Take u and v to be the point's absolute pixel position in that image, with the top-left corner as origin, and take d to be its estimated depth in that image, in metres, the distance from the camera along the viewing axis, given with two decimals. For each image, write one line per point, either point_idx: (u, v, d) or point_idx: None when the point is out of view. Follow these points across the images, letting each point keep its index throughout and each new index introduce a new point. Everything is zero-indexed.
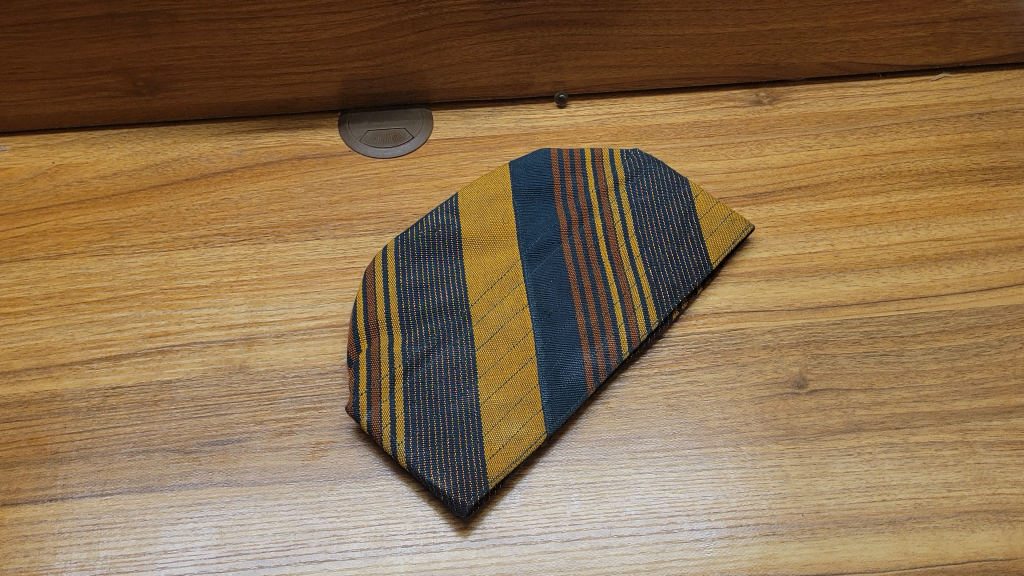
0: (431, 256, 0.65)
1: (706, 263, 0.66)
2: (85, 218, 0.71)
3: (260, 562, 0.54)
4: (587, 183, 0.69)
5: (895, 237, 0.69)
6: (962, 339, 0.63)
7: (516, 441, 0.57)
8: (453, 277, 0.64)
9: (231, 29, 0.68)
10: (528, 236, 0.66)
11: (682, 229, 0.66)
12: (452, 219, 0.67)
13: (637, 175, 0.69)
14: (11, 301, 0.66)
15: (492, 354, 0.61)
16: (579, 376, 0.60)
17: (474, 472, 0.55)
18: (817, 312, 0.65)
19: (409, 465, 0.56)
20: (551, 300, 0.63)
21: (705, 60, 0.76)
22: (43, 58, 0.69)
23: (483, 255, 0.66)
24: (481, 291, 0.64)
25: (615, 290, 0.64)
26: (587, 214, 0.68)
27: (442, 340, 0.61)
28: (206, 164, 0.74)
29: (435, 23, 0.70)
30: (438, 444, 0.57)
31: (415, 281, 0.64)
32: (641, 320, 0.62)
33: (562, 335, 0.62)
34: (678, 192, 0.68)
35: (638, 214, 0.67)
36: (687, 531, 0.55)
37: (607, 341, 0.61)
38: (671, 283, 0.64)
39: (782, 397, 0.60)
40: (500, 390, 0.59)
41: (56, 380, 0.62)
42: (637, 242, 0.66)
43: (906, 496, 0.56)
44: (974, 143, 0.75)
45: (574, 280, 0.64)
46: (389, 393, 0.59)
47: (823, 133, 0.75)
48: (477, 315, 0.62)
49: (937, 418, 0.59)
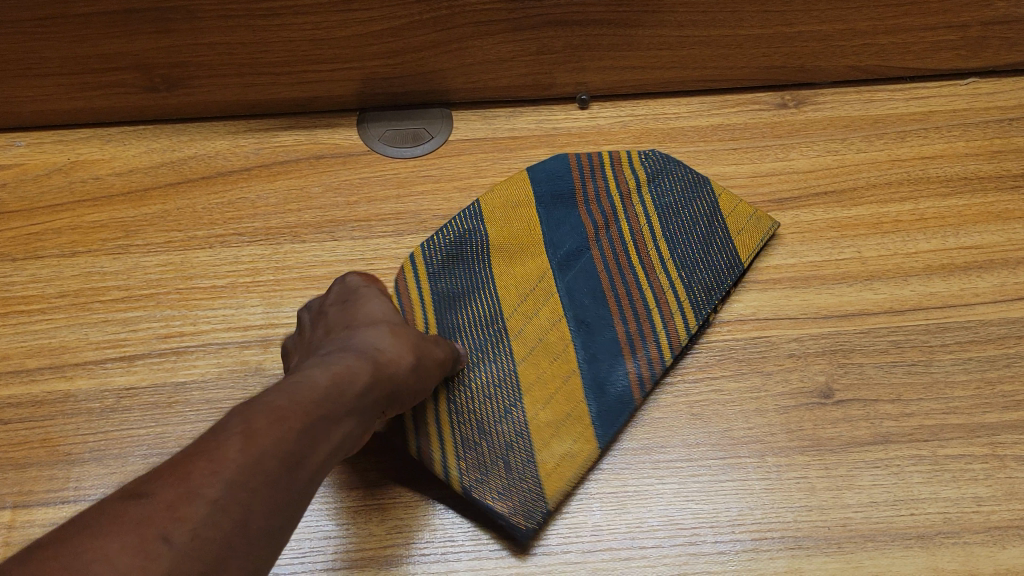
0: (457, 270, 0.64)
1: (737, 263, 0.64)
2: (100, 215, 0.70)
3: (275, 569, 0.53)
4: (609, 188, 0.68)
5: (923, 244, 0.67)
6: (992, 350, 0.62)
7: (568, 458, 0.56)
8: (483, 290, 0.63)
9: (249, 25, 0.67)
10: (557, 245, 0.65)
11: (709, 230, 0.66)
12: (471, 233, 0.66)
13: (659, 178, 0.69)
14: (24, 299, 0.65)
15: (531, 370, 0.59)
16: (624, 386, 0.59)
17: (532, 494, 0.54)
18: (843, 321, 0.63)
19: (464, 489, 0.54)
20: (588, 310, 0.62)
21: (730, 62, 0.75)
22: (60, 53, 0.68)
23: (511, 263, 0.64)
24: (514, 304, 0.62)
25: (650, 294, 0.63)
26: (612, 218, 0.67)
27: (479, 359, 0.60)
28: (222, 162, 0.73)
29: (456, 22, 0.69)
30: (488, 466, 0.55)
31: (445, 299, 0.63)
32: (681, 323, 0.61)
33: (603, 344, 0.60)
34: (702, 193, 0.68)
35: (666, 218, 0.66)
36: (711, 544, 0.54)
37: (649, 348, 0.60)
38: (706, 284, 0.63)
39: (808, 408, 0.59)
40: (547, 406, 0.58)
41: (69, 380, 0.61)
42: (666, 244, 0.65)
43: (934, 511, 0.55)
44: (1004, 149, 0.73)
45: (609, 287, 0.63)
46: (435, 417, 0.57)
47: (849, 138, 0.74)
48: (513, 328, 0.61)
49: (966, 430, 0.58)
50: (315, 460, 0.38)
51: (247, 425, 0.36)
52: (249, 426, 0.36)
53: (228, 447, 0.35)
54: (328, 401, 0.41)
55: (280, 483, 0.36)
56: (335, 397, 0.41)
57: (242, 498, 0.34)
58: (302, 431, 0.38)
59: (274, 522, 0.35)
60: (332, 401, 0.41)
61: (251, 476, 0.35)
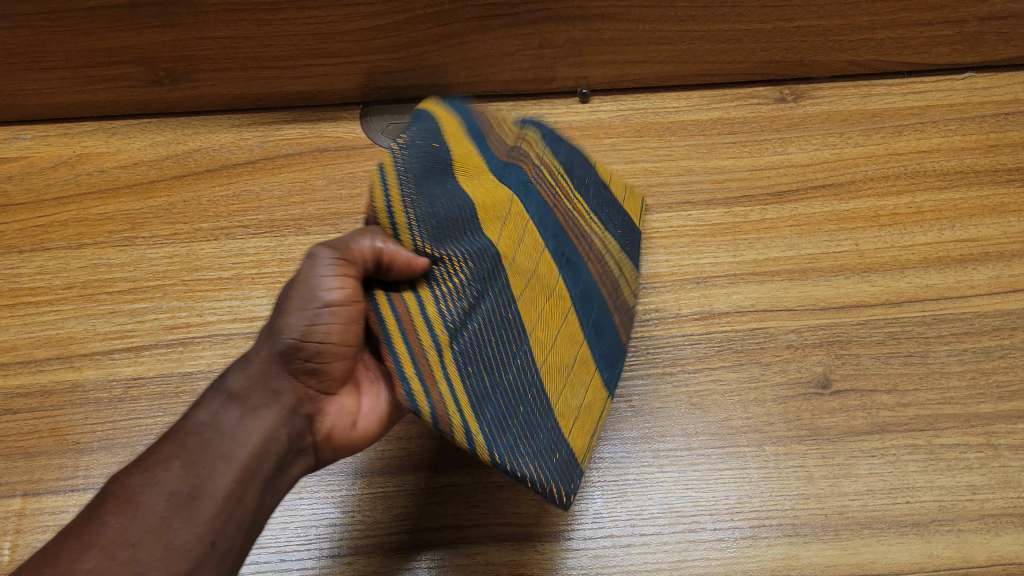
0: (433, 185, 0.48)
1: (639, 230, 0.65)
2: (106, 208, 0.70)
3: (282, 555, 0.54)
4: (491, 130, 0.58)
5: (919, 237, 0.68)
6: (987, 342, 0.63)
7: (587, 408, 0.51)
8: (465, 211, 0.49)
9: (254, 20, 0.67)
10: (504, 176, 0.54)
11: (602, 190, 0.63)
12: (437, 144, 0.50)
13: (535, 131, 0.62)
14: (32, 291, 0.66)
15: (532, 308, 0.50)
16: (615, 330, 0.56)
17: (564, 453, 0.48)
18: (841, 312, 0.64)
19: (494, 460, 0.45)
20: (566, 247, 0.55)
21: (729, 57, 0.76)
22: (65, 46, 0.69)
23: (481, 185, 0.51)
24: (499, 231, 0.51)
25: (596, 241, 0.59)
26: (537, 164, 0.58)
27: (481, 294, 0.48)
28: (226, 155, 0.74)
29: (459, 16, 0.69)
30: (507, 427, 0.46)
31: (428, 220, 0.47)
32: (628, 280, 0.60)
33: (582, 283, 0.54)
34: (574, 147, 0.64)
35: (568, 165, 0.61)
36: (710, 531, 0.55)
37: (611, 296, 0.57)
38: (633, 249, 0.63)
39: (805, 397, 0.60)
40: (556, 348, 0.51)
41: (77, 371, 0.62)
42: (585, 196, 0.61)
43: (930, 499, 0.56)
44: (999, 143, 0.74)
45: (570, 226, 0.56)
46: (443, 372, 0.45)
47: (847, 132, 0.75)
48: (507, 260, 0.50)
49: (961, 420, 0.59)
50: (216, 482, 0.40)
51: (129, 485, 0.39)
52: (127, 487, 0.39)
53: (107, 514, 0.38)
54: (221, 425, 0.41)
55: (165, 533, 0.38)
56: (229, 416, 0.42)
57: (124, 556, 0.36)
58: (188, 466, 0.40)
59: (183, 556, 0.38)
60: (226, 422, 0.42)
61: (134, 534, 0.37)
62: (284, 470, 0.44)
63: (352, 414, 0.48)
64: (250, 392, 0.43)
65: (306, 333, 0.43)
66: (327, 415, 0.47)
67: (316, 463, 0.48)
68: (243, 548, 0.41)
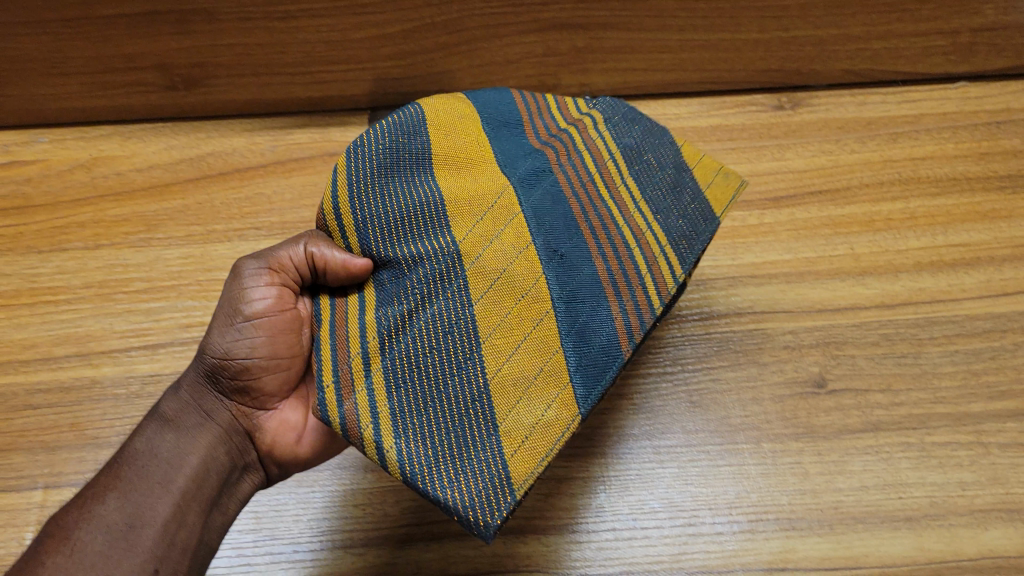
0: (389, 183, 0.45)
1: (713, 217, 0.50)
2: (122, 210, 0.73)
3: (295, 547, 0.56)
4: (546, 113, 0.53)
5: (913, 241, 0.70)
6: (978, 343, 0.65)
7: (545, 428, 0.40)
8: (428, 207, 0.44)
9: (267, 27, 0.69)
10: (511, 164, 0.47)
11: (676, 174, 0.51)
12: (411, 137, 0.47)
13: (605, 110, 0.53)
14: (51, 290, 0.68)
15: (496, 310, 0.42)
16: (611, 336, 0.43)
17: (498, 478, 0.39)
18: (836, 314, 0.66)
19: (405, 478, 0.39)
20: (560, 238, 0.45)
21: (728, 65, 0.78)
22: (83, 53, 0.71)
23: (460, 177, 0.46)
24: (467, 224, 0.44)
25: (627, 233, 0.47)
26: (577, 147, 0.50)
27: (429, 296, 0.42)
28: (239, 159, 0.76)
29: (466, 25, 0.71)
30: (434, 439, 0.40)
31: (378, 223, 0.45)
32: (668, 270, 0.46)
33: (580, 281, 0.44)
34: (644, 125, 0.53)
35: (625, 148, 0.51)
36: (709, 525, 0.57)
37: (636, 293, 0.45)
38: (685, 232, 0.48)
39: (801, 396, 0.62)
40: (517, 357, 0.41)
41: (95, 368, 0.63)
42: (636, 182, 0.50)
43: (922, 494, 0.58)
44: (991, 151, 0.76)
45: (580, 214, 0.46)
46: (366, 382, 0.41)
47: (843, 139, 0.77)
48: (468, 255, 0.43)
49: (953, 419, 0.61)
50: (154, 503, 0.44)
51: (67, 524, 0.43)
52: (64, 526, 0.43)
53: (47, 553, 0.42)
54: (155, 450, 0.46)
55: (106, 551, 0.42)
56: (163, 443, 0.47)
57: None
58: (122, 496, 0.44)
59: (129, 571, 0.42)
60: (160, 448, 0.47)
61: (78, 564, 0.41)
62: (228, 485, 0.48)
63: (296, 429, 0.51)
64: (183, 417, 0.48)
65: (231, 344, 0.48)
66: (266, 429, 0.50)
67: (267, 480, 0.52)
68: (197, 558, 0.45)
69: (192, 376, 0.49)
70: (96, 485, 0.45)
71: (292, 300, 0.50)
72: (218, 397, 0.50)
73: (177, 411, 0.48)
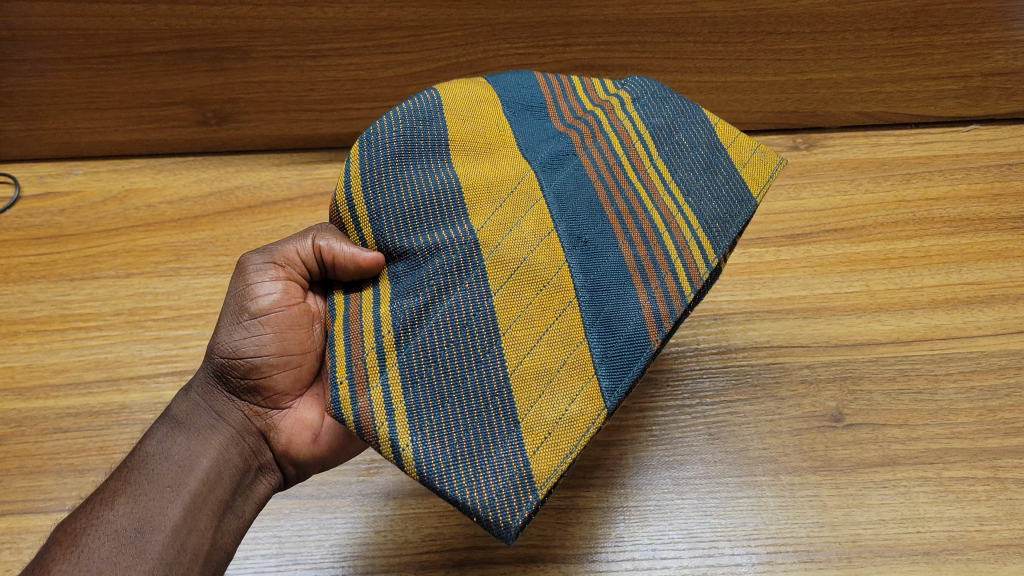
0: (403, 171, 0.45)
1: (749, 196, 0.51)
2: (153, 240, 0.75)
3: (317, 571, 0.57)
4: (570, 94, 0.53)
5: (927, 279, 0.72)
6: (993, 380, 0.65)
7: (567, 423, 0.41)
8: (444, 195, 0.44)
9: (299, 65, 0.72)
10: (532, 149, 0.48)
11: (710, 153, 0.51)
12: (426, 124, 0.46)
13: (632, 91, 0.53)
14: (83, 317, 0.70)
15: (516, 301, 0.42)
16: (638, 323, 0.44)
17: (518, 476, 0.39)
18: (853, 349, 0.67)
19: (422, 477, 0.40)
20: (584, 225, 0.45)
21: (746, 106, 0.80)
22: (121, 88, 0.74)
23: (479, 164, 0.46)
24: (486, 214, 0.44)
25: (656, 217, 0.48)
26: (603, 128, 0.50)
27: (445, 286, 0.43)
28: (267, 192, 0.78)
29: (490, 64, 0.73)
30: (450, 435, 0.41)
31: (393, 212, 0.45)
32: (698, 255, 0.47)
33: (605, 269, 0.44)
34: (674, 102, 0.53)
35: (654, 128, 0.51)
36: (729, 556, 0.56)
37: (664, 279, 0.46)
38: (717, 215, 0.49)
39: (819, 430, 0.63)
40: (538, 349, 0.42)
41: (124, 393, 0.64)
42: (665, 162, 0.50)
43: (940, 529, 0.57)
44: (1003, 192, 0.78)
45: (606, 200, 0.47)
46: (381, 377, 0.42)
47: (857, 179, 0.79)
48: (488, 245, 0.43)
49: (969, 454, 0.61)
50: (164, 507, 0.45)
51: (76, 530, 0.44)
52: (73, 531, 0.44)
53: (55, 559, 0.42)
54: (165, 453, 0.47)
55: (114, 556, 0.43)
56: (174, 446, 0.48)
57: None
58: (132, 500, 0.45)
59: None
60: (171, 451, 0.48)
61: (85, 570, 0.42)
62: (242, 487, 0.49)
63: (311, 428, 0.52)
64: (194, 419, 0.49)
65: (240, 342, 0.49)
66: (282, 428, 0.51)
67: (283, 482, 0.53)
68: (209, 562, 0.45)
69: (202, 378, 0.51)
70: (106, 490, 0.46)
71: (300, 295, 0.51)
72: (229, 398, 0.51)
73: (186, 414, 0.49)
